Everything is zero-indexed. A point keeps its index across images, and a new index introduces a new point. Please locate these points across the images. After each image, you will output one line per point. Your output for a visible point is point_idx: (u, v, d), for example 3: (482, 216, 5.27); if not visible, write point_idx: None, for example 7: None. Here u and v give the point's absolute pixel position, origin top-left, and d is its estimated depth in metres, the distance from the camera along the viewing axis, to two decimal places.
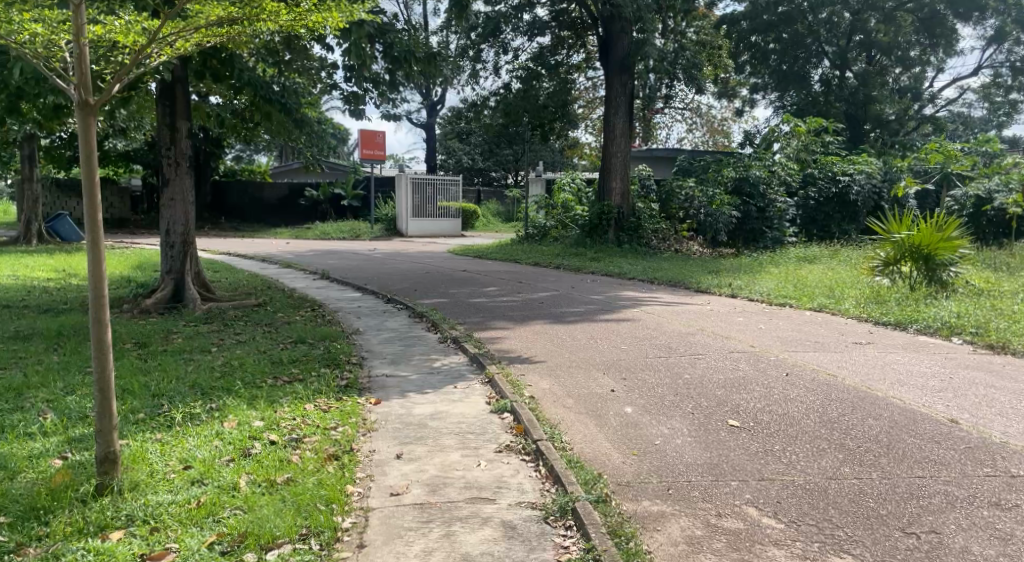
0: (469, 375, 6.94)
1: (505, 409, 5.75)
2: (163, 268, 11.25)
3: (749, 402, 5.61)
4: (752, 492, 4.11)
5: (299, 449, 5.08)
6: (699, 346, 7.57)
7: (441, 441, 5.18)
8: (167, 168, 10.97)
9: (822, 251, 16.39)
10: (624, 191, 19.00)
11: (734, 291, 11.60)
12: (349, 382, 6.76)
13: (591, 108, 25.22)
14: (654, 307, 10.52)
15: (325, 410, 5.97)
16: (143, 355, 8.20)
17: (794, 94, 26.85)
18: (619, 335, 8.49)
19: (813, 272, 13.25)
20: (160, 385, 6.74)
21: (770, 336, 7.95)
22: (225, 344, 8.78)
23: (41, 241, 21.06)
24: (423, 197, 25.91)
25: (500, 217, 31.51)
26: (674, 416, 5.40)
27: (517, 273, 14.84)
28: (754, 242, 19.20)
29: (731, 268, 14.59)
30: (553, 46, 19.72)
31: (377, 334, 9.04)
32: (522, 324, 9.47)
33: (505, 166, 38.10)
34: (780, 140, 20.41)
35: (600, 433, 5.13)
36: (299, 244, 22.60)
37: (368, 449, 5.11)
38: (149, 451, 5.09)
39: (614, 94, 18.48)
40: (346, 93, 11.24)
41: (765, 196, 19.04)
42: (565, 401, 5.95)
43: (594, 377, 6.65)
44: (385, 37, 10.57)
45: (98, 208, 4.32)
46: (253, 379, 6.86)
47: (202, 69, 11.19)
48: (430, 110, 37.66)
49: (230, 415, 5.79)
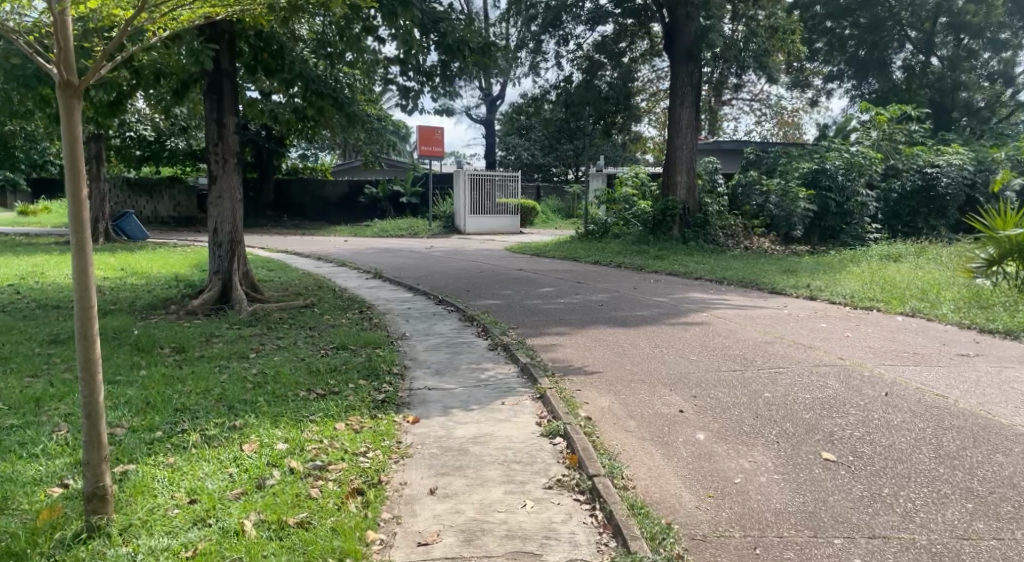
0: (519, 390, 6.22)
1: (558, 432, 5.03)
2: (210, 269, 10.77)
3: (845, 428, 4.77)
4: (864, 555, 3.33)
5: (324, 480, 4.46)
6: (780, 358, 6.73)
7: (483, 472, 4.49)
8: (215, 164, 10.48)
9: (909, 248, 15.17)
10: (691, 185, 18.10)
11: (812, 293, 10.65)
12: (386, 397, 6.09)
13: (656, 101, 24.21)
14: (724, 311, 9.65)
15: (356, 431, 5.32)
16: (179, 361, 7.73)
17: (874, 81, 25.90)
18: (686, 344, 7.68)
19: (902, 271, 12.21)
20: (183, 398, 6.17)
21: (859, 347, 7.05)
22: (265, 349, 8.23)
23: (107, 240, 21.18)
24: (482, 194, 25.32)
25: (560, 214, 30.74)
26: (756, 446, 4.60)
27: (578, 273, 14.07)
28: (830, 238, 18.08)
29: (807, 267, 13.59)
30: (617, 36, 18.92)
31: (424, 340, 8.38)
32: (580, 330, 8.73)
33: (566, 161, 37.31)
34: (859, 130, 19.55)
35: (669, 467, 4.37)
36: (356, 242, 22.21)
37: (400, 481, 4.45)
38: (156, 478, 4.53)
39: (681, 84, 17.67)
40: (400, 87, 10.65)
41: (845, 189, 17.89)
42: (627, 425, 5.20)
43: (659, 394, 5.88)
44: (438, 26, 9.97)
45: (85, 206, 3.82)
46: (284, 393, 6.26)
47: (254, 64, 10.91)
48: (491, 106, 37.17)
49: (251, 436, 5.21)
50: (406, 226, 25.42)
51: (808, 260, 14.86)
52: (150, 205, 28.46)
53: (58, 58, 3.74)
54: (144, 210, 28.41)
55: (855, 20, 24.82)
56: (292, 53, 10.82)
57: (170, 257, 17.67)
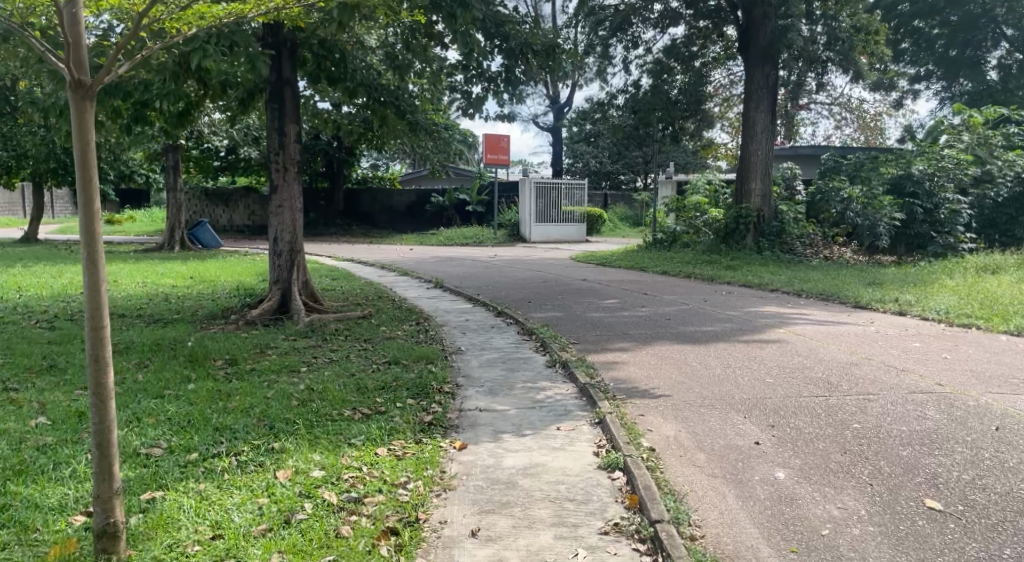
0: (577, 413, 5.74)
1: (617, 465, 4.55)
2: (270, 278, 10.45)
3: (950, 469, 4.40)
4: None
5: (357, 516, 4.05)
6: (869, 384, 6.31)
7: (532, 511, 4.03)
8: (276, 173, 10.17)
9: (1007, 259, 14.25)
10: (766, 192, 17.43)
11: (902, 308, 9.97)
12: (434, 419, 5.67)
13: (729, 106, 23.45)
14: (804, 327, 9.01)
15: (399, 457, 4.90)
16: (229, 373, 7.41)
17: (966, 82, 24.97)
18: (762, 364, 7.10)
19: (1001, 285, 11.38)
20: (224, 417, 5.73)
21: (959, 371, 6.70)
22: (316, 363, 7.88)
23: (183, 248, 21.40)
24: (548, 202, 24.87)
25: (629, 221, 30.12)
26: (845, 489, 4.19)
27: (646, 283, 13.56)
28: (919, 247, 17.01)
29: (895, 279, 12.82)
30: (689, 39, 18.32)
31: (479, 356, 7.96)
32: (646, 346, 8.19)
33: (635, 168, 36.66)
34: (950, 133, 18.69)
35: (743, 511, 3.94)
36: (422, 250, 22.02)
37: (439, 518, 4.03)
38: (182, 507, 4.12)
39: (756, 87, 17.02)
40: (464, 97, 10.29)
41: (933, 195, 16.90)
42: (696, 458, 4.72)
43: (732, 423, 5.38)
44: (501, 29, 9.52)
45: (96, 214, 3.45)
46: (330, 412, 5.87)
47: (318, 73, 10.79)
48: (559, 113, 36.87)
49: (287, 461, 4.77)
50: (472, 234, 25.12)
51: (894, 272, 14.05)
52: (226, 213, 28.80)
53: (67, 55, 3.38)
54: (219, 219, 28.81)
55: (945, 18, 23.88)
56: (355, 62, 10.64)
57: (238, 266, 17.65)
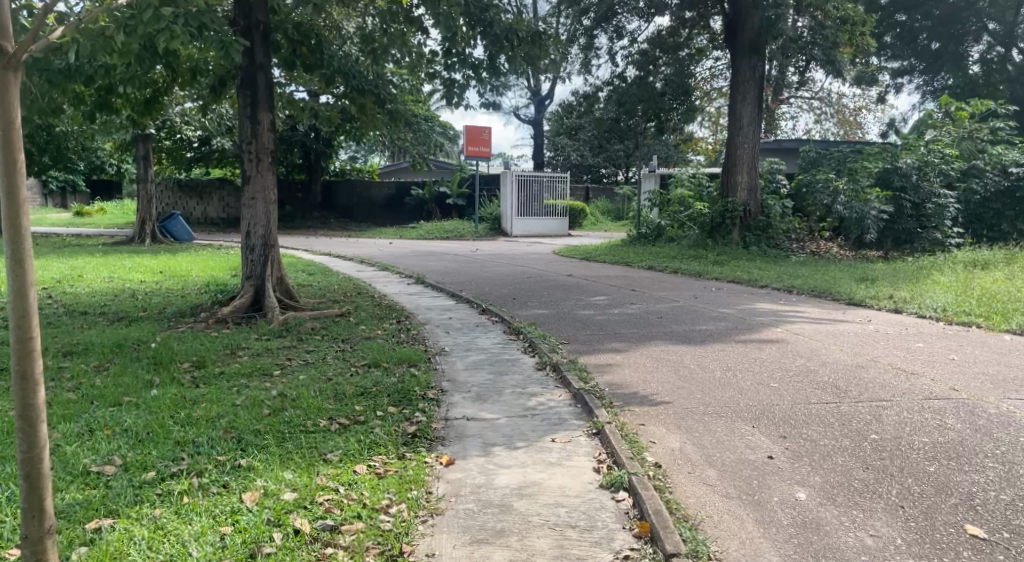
0: (573, 423, 5.30)
1: (621, 484, 4.13)
2: (242, 274, 9.90)
3: (986, 489, 4.03)
4: None
5: (333, 549, 3.60)
6: (879, 389, 5.93)
7: (531, 542, 3.61)
8: (248, 163, 9.60)
9: (995, 254, 13.96)
10: (752, 186, 17.11)
11: (898, 306, 9.64)
12: (417, 430, 5.21)
13: (710, 99, 23.06)
14: (801, 326, 8.63)
15: (380, 476, 4.44)
16: (195, 378, 6.88)
17: (948, 76, 24.76)
18: (764, 366, 6.71)
19: (996, 282, 11.09)
20: (186, 429, 5.21)
21: (970, 374, 6.35)
22: (290, 367, 7.35)
23: (154, 242, 20.69)
24: (529, 195, 24.42)
25: (610, 215, 29.71)
26: (874, 512, 3.80)
27: (632, 278, 13.16)
28: (905, 243, 16.59)
29: (885, 275, 12.51)
30: (674, 30, 17.95)
31: (465, 357, 7.49)
32: (641, 346, 7.75)
33: (616, 162, 36.27)
34: (936, 128, 18.39)
35: (767, 540, 3.57)
36: (401, 245, 21.50)
37: (427, 551, 3.60)
38: (134, 540, 3.65)
39: (742, 80, 16.70)
40: (445, 83, 9.74)
41: (922, 189, 16.56)
42: (707, 475, 4.31)
43: (742, 434, 4.97)
44: (484, 14, 8.94)
45: (21, 204, 2.97)
46: (301, 422, 5.36)
47: (293, 59, 10.20)
48: (539, 106, 36.42)
49: (253, 482, 4.29)
50: (451, 228, 24.60)
51: (882, 268, 13.70)
52: (200, 206, 28.11)
53: None
54: (193, 211, 28.11)
55: (928, 11, 23.69)
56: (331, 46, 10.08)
57: (212, 260, 17.02)
